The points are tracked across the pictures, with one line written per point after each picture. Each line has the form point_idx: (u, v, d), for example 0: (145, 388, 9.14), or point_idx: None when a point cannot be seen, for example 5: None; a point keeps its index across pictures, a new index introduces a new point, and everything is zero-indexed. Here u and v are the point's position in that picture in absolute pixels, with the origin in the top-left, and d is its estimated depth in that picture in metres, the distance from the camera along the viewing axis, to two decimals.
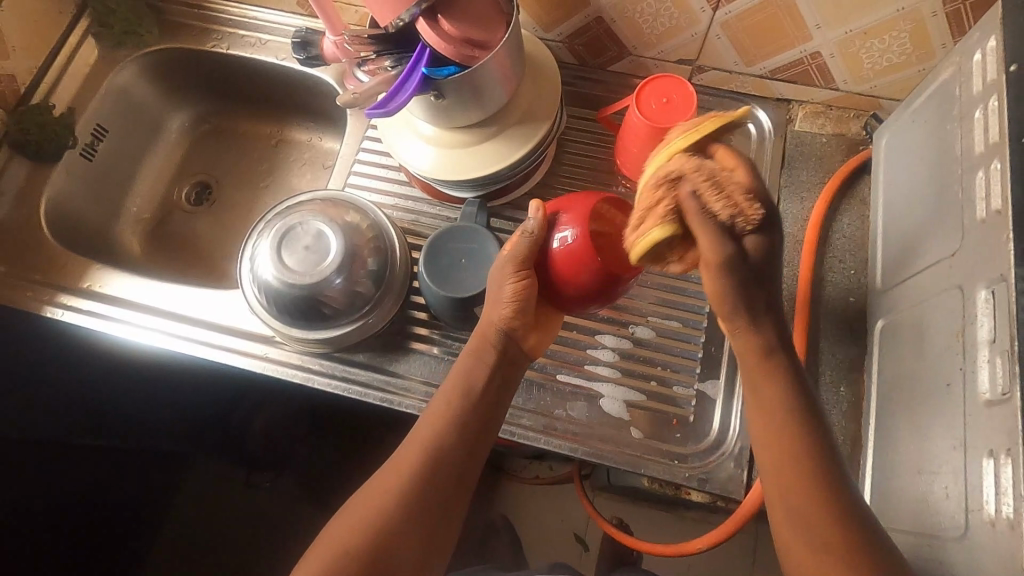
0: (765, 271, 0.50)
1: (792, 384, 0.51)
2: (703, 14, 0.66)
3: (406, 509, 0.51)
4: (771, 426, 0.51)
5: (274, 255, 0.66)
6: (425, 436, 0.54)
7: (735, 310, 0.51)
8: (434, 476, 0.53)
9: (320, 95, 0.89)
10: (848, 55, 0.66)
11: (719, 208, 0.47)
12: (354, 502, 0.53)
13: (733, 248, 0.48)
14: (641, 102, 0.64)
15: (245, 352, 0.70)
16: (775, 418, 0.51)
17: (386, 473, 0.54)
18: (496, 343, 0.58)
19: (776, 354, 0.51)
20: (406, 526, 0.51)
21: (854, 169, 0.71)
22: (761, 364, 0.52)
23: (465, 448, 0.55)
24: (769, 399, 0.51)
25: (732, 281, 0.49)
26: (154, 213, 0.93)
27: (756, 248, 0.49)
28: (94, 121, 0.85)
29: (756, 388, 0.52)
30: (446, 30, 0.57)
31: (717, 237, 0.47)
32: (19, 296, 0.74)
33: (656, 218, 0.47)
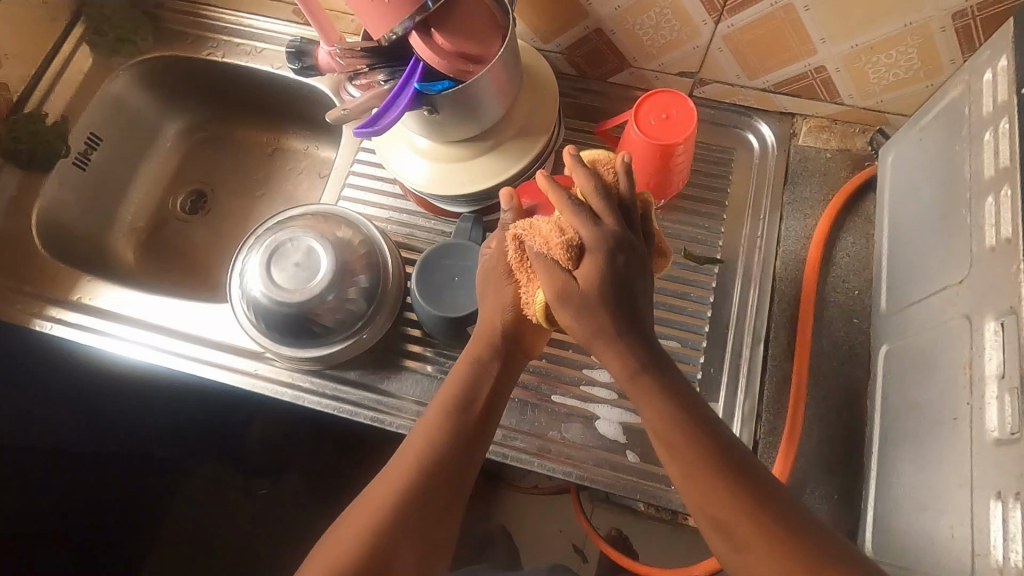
0: (611, 296, 0.47)
1: (664, 398, 0.47)
2: (704, 27, 0.64)
3: (402, 517, 0.49)
4: (661, 438, 0.47)
5: (263, 272, 0.65)
6: (418, 444, 0.52)
7: (615, 344, 0.47)
8: (434, 487, 0.51)
9: (317, 103, 0.87)
10: (854, 70, 0.64)
11: (548, 247, 0.48)
12: (349, 513, 0.51)
13: (595, 272, 0.47)
14: (640, 118, 0.62)
15: (234, 369, 0.69)
16: (665, 435, 0.47)
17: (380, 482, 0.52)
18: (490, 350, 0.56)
19: (644, 372, 0.47)
20: (403, 536, 0.49)
21: (859, 185, 0.70)
22: (636, 384, 0.48)
23: (462, 456, 0.53)
24: (653, 418, 0.47)
25: (578, 318, 0.47)
26: (149, 222, 0.92)
27: (587, 278, 0.47)
28: (87, 129, 0.84)
29: (641, 409, 0.48)
30: (439, 45, 0.56)
31: (553, 271, 0.48)
32: (9, 309, 0.73)
33: (531, 282, 0.52)
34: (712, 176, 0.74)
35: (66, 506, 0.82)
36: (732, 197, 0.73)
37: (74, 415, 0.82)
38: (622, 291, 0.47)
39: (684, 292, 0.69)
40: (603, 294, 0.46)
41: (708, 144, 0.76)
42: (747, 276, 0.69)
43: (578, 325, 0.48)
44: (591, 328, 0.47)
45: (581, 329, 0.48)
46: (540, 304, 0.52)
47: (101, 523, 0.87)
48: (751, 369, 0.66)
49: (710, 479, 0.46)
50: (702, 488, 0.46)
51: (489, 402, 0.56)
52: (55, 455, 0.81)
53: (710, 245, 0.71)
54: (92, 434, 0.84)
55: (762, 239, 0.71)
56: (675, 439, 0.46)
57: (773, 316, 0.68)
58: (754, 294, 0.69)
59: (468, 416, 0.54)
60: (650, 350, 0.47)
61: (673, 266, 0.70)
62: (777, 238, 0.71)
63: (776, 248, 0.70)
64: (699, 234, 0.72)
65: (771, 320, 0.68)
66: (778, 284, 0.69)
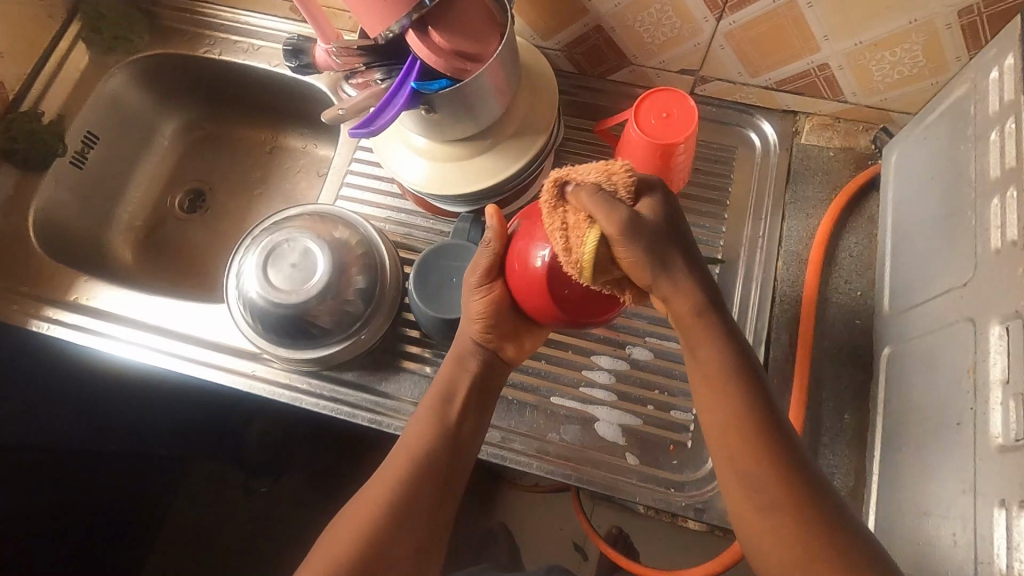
0: (674, 228, 0.47)
1: (722, 339, 0.48)
2: (706, 24, 0.63)
3: (397, 514, 0.49)
4: (708, 384, 0.48)
5: (259, 272, 0.65)
6: (409, 447, 0.53)
7: (680, 282, 0.47)
8: (429, 486, 0.51)
9: (315, 101, 0.87)
10: (857, 67, 0.63)
11: (606, 180, 0.45)
12: (343, 514, 0.51)
13: (657, 207, 0.47)
14: (640, 117, 0.61)
15: (232, 370, 0.69)
16: (714, 381, 0.48)
17: (372, 483, 0.52)
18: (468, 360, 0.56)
19: (708, 312, 0.48)
20: (398, 533, 0.49)
21: (862, 184, 0.69)
22: (696, 325, 0.48)
23: (450, 457, 0.53)
24: (709, 362, 0.48)
25: (647, 247, 0.44)
26: (147, 221, 0.91)
27: (649, 211, 0.46)
28: (84, 127, 0.83)
29: (698, 351, 0.48)
30: (436, 43, 0.55)
31: (612, 205, 0.43)
32: (6, 309, 0.73)
33: (580, 223, 0.43)
34: (713, 175, 0.74)
35: (67, 505, 0.82)
36: (734, 196, 0.73)
37: (72, 415, 0.83)
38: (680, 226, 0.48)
39: None
40: (667, 225, 0.46)
41: (710, 142, 0.75)
42: (748, 277, 0.69)
43: (645, 259, 0.44)
44: (656, 263, 0.45)
45: (648, 263, 0.45)
46: (595, 244, 0.43)
47: (102, 522, 0.87)
48: None
49: (749, 432, 0.46)
50: (723, 426, 0.48)
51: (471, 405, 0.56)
52: (58, 452, 0.81)
53: (711, 245, 0.71)
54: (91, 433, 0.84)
55: (764, 239, 0.70)
56: (722, 385, 0.47)
57: (774, 317, 0.67)
58: (755, 295, 0.68)
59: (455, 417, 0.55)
60: (709, 287, 0.48)
61: None
62: (779, 238, 0.70)
63: (778, 248, 0.70)
64: (700, 234, 0.71)
65: (772, 321, 0.67)
66: (779, 284, 0.68)
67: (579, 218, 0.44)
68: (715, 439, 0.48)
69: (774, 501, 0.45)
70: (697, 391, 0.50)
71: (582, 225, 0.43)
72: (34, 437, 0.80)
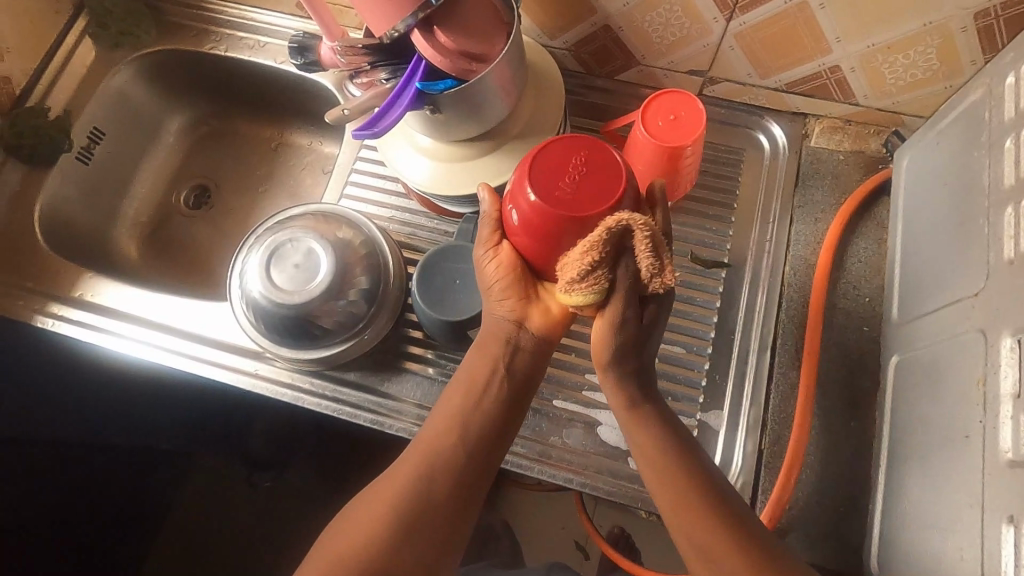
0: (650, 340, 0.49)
1: (661, 427, 0.50)
2: (716, 25, 0.62)
3: (413, 519, 0.49)
4: (651, 459, 0.50)
5: (263, 272, 0.64)
6: (428, 448, 0.51)
7: (622, 377, 0.50)
8: (460, 475, 0.51)
9: (321, 98, 0.86)
10: (869, 70, 0.62)
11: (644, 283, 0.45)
12: (356, 511, 0.51)
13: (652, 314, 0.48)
14: (647, 119, 0.61)
15: (235, 369, 0.69)
16: (656, 457, 0.50)
17: (386, 483, 0.51)
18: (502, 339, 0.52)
19: (643, 405, 0.50)
20: (414, 536, 0.49)
21: (872, 189, 0.68)
22: (632, 412, 0.50)
23: (475, 457, 0.51)
24: (646, 447, 0.50)
25: (617, 342, 0.48)
26: (152, 217, 0.91)
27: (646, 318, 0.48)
28: (90, 123, 0.83)
29: (633, 434, 0.51)
30: (441, 43, 0.55)
31: (622, 306, 0.46)
32: (12, 305, 0.73)
33: (591, 283, 0.45)
34: (720, 177, 0.73)
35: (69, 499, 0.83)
36: (741, 199, 0.72)
37: (75, 412, 0.83)
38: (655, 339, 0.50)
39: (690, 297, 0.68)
40: (647, 333, 0.49)
41: (718, 144, 0.74)
42: (754, 281, 0.68)
43: (610, 347, 0.48)
44: (612, 355, 0.48)
45: (609, 351, 0.48)
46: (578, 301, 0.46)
47: (104, 515, 0.87)
48: (757, 375, 0.64)
49: (667, 468, 0.49)
50: (658, 478, 0.50)
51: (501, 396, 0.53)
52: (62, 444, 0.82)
53: (717, 248, 0.70)
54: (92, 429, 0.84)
55: (771, 243, 0.69)
56: (677, 470, 0.49)
57: (781, 322, 0.67)
58: (761, 299, 0.67)
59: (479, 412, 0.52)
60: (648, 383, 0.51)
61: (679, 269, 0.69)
62: (786, 242, 0.69)
63: (785, 252, 0.69)
64: (707, 237, 0.70)
65: (779, 325, 0.66)
66: (786, 289, 0.68)
67: (595, 280, 0.45)
68: (665, 506, 0.49)
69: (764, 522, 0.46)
70: (642, 467, 0.51)
71: (590, 286, 0.45)
72: (39, 430, 0.80)
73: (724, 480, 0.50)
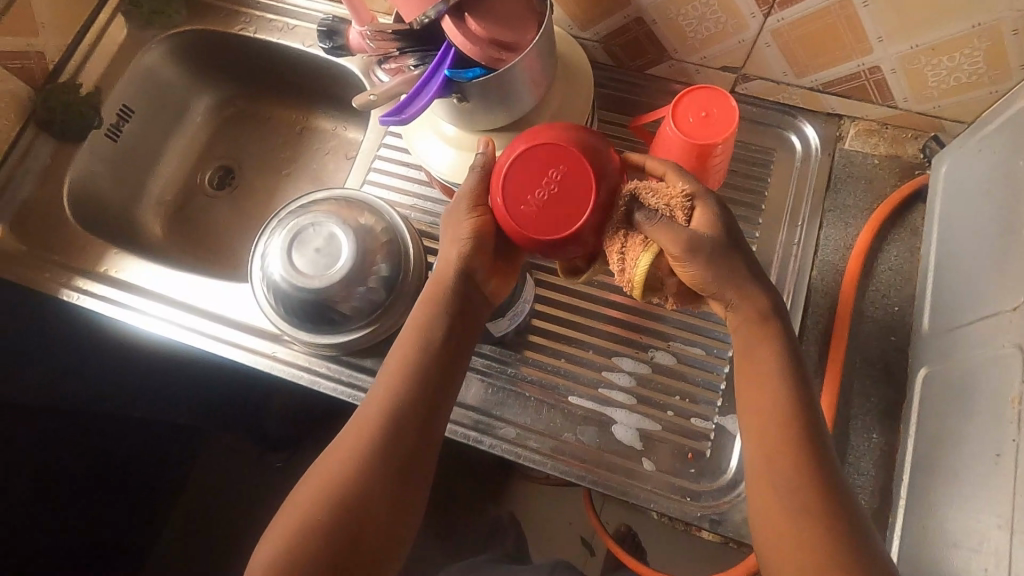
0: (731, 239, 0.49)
1: (777, 348, 0.51)
2: (752, 20, 0.61)
3: (362, 474, 0.49)
4: (754, 384, 0.51)
5: (284, 255, 0.64)
6: (379, 400, 0.52)
7: (743, 287, 0.50)
8: (403, 428, 0.51)
9: (347, 83, 0.86)
10: (911, 72, 0.60)
11: (666, 205, 0.48)
12: (314, 470, 0.51)
13: (708, 221, 0.49)
14: (678, 115, 0.59)
15: (253, 350, 0.69)
16: (760, 380, 0.51)
17: (342, 439, 0.52)
18: (452, 284, 0.53)
19: (770, 319, 0.51)
20: (366, 495, 0.49)
21: (907, 196, 0.66)
22: (761, 329, 0.51)
23: (423, 409, 0.52)
24: (762, 364, 0.51)
25: (706, 266, 0.48)
26: (177, 196, 0.92)
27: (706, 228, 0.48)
28: (120, 101, 0.84)
29: (754, 356, 0.51)
30: (472, 31, 0.54)
31: (676, 228, 0.47)
32: (38, 277, 0.74)
33: (638, 245, 0.47)
34: (749, 178, 0.71)
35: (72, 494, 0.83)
36: (770, 201, 0.70)
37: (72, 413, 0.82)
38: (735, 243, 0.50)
39: None
40: (721, 237, 0.49)
41: (748, 144, 0.73)
42: (780, 285, 0.67)
43: (707, 274, 0.48)
44: (718, 275, 0.49)
45: (712, 278, 0.48)
46: (649, 265, 0.47)
47: (105, 504, 0.87)
48: None
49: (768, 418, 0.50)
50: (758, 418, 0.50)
51: (450, 347, 0.54)
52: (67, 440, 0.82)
53: None
54: (84, 429, 0.84)
55: (799, 246, 0.68)
56: (774, 423, 0.49)
57: (805, 327, 0.65)
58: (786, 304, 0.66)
59: (427, 364, 0.53)
60: (766, 296, 0.51)
61: None
62: (814, 247, 0.68)
63: (813, 257, 0.67)
64: None
65: (803, 331, 0.65)
66: (813, 294, 0.66)
67: (637, 241, 0.47)
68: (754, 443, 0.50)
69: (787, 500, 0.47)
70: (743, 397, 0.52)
71: (638, 248, 0.47)
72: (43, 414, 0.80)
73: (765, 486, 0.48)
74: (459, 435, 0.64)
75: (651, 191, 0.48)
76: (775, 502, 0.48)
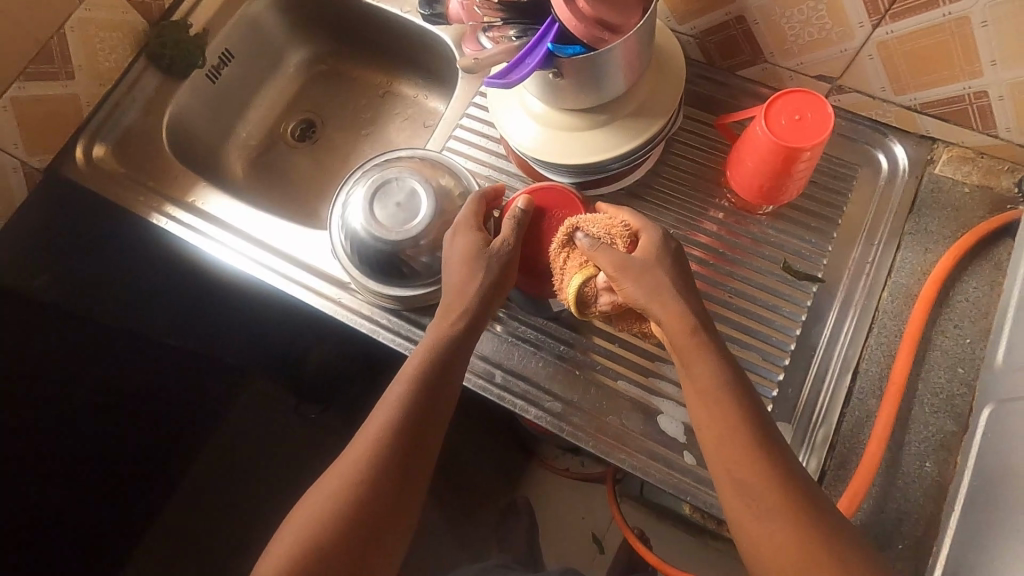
0: (672, 263, 0.55)
1: (716, 359, 0.51)
2: (860, 30, 0.60)
3: (382, 462, 0.53)
4: (699, 393, 0.51)
5: (366, 206, 0.67)
6: (395, 401, 0.55)
7: (675, 302, 0.52)
8: (409, 431, 0.54)
9: (436, 52, 0.89)
10: (1020, 101, 0.58)
11: (603, 234, 0.56)
12: (348, 450, 0.56)
13: (651, 249, 0.55)
14: (770, 116, 0.59)
15: (321, 293, 0.73)
16: (704, 390, 0.51)
17: (364, 431, 0.56)
18: (474, 298, 0.58)
19: (701, 332, 0.52)
20: (389, 473, 0.53)
21: (995, 228, 0.64)
22: (691, 342, 0.51)
23: (432, 414, 0.56)
24: (704, 377, 0.51)
25: (640, 286, 0.53)
26: (260, 142, 0.96)
27: (645, 254, 0.54)
28: (223, 45, 0.88)
29: (691, 368, 0.51)
30: (580, 8, 0.55)
31: (606, 252, 0.54)
32: (132, 199, 0.79)
33: (574, 266, 0.57)
34: (830, 191, 0.70)
35: (104, 447, 0.86)
36: (848, 216, 0.69)
37: (62, 432, 0.81)
38: (676, 263, 0.55)
39: (776, 305, 0.66)
40: (666, 266, 0.54)
41: (832, 157, 0.72)
42: (846, 301, 0.66)
43: (638, 290, 0.53)
44: (648, 297, 0.53)
45: (643, 297, 0.53)
46: (579, 284, 0.56)
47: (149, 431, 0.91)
48: (832, 397, 0.63)
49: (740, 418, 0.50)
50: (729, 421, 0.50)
51: (455, 359, 0.57)
52: (61, 460, 0.81)
53: (813, 261, 0.68)
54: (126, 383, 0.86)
55: (871, 266, 0.67)
56: (731, 413, 0.50)
57: (868, 347, 0.65)
58: (851, 322, 0.65)
59: (439, 373, 0.56)
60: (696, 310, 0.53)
61: (768, 276, 0.67)
62: (888, 268, 0.67)
63: (885, 278, 0.66)
64: (805, 249, 0.68)
65: (865, 351, 0.64)
66: (880, 315, 0.65)
67: (575, 263, 0.57)
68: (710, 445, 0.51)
69: (772, 505, 0.47)
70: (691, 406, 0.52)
71: (575, 268, 0.57)
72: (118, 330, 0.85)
73: (812, 492, 0.48)
74: (507, 401, 0.66)
75: (596, 223, 0.57)
76: (766, 501, 0.48)
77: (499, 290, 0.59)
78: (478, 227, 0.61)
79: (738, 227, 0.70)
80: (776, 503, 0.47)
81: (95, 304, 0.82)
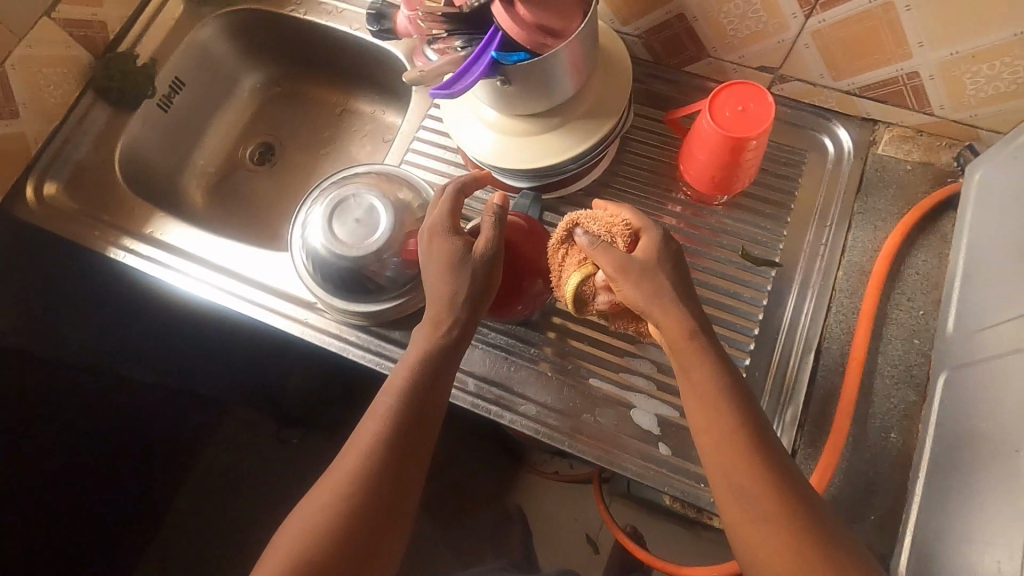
0: (672, 267, 0.54)
1: (714, 366, 0.51)
2: (794, 21, 0.62)
3: (368, 478, 0.53)
4: (697, 401, 0.51)
5: (325, 224, 0.67)
6: (380, 416, 0.55)
7: (676, 307, 0.52)
8: (397, 447, 0.54)
9: (389, 68, 0.89)
10: (950, 79, 0.61)
11: (604, 232, 0.55)
12: (332, 468, 0.55)
13: (651, 249, 0.54)
14: (715, 108, 0.61)
15: (288, 315, 0.72)
16: (703, 397, 0.51)
17: (349, 448, 0.55)
18: (458, 308, 0.56)
19: (700, 335, 0.52)
20: (373, 487, 0.53)
21: (940, 202, 0.66)
22: (687, 346, 0.51)
23: (418, 427, 0.55)
24: (700, 382, 0.51)
25: (640, 289, 0.52)
26: (219, 168, 0.96)
27: (645, 255, 0.53)
28: (173, 73, 0.87)
29: (690, 372, 0.51)
30: (520, 16, 0.56)
31: (607, 251, 0.53)
32: (88, 234, 0.78)
33: (573, 263, 0.56)
34: (781, 177, 0.72)
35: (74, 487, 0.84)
36: (800, 200, 0.71)
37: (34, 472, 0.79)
38: (675, 265, 0.54)
39: (736, 292, 0.68)
40: (666, 269, 0.54)
41: (781, 145, 0.74)
42: (804, 283, 0.68)
43: (637, 293, 0.52)
44: (647, 299, 0.52)
45: (642, 300, 0.52)
46: (578, 282, 0.55)
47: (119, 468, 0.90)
48: (797, 377, 0.64)
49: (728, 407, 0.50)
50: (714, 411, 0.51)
51: (442, 370, 0.56)
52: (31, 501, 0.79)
53: (770, 246, 0.69)
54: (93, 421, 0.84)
55: (826, 247, 0.69)
56: (709, 402, 0.51)
57: (828, 326, 0.66)
58: (810, 302, 0.67)
59: (425, 386, 0.55)
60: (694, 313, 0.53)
61: (726, 264, 0.69)
62: (841, 248, 0.69)
63: (840, 257, 0.68)
64: (761, 235, 0.70)
65: (826, 329, 0.66)
66: (837, 294, 0.67)
67: (575, 261, 0.56)
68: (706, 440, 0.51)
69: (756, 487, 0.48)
70: (690, 409, 0.52)
71: (575, 265, 0.56)
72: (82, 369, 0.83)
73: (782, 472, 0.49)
74: (482, 408, 0.66)
75: (598, 220, 0.55)
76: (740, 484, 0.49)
77: (484, 296, 0.57)
78: (454, 229, 0.59)
79: (696, 218, 0.71)
80: (751, 484, 0.49)
81: (55, 344, 0.80)
